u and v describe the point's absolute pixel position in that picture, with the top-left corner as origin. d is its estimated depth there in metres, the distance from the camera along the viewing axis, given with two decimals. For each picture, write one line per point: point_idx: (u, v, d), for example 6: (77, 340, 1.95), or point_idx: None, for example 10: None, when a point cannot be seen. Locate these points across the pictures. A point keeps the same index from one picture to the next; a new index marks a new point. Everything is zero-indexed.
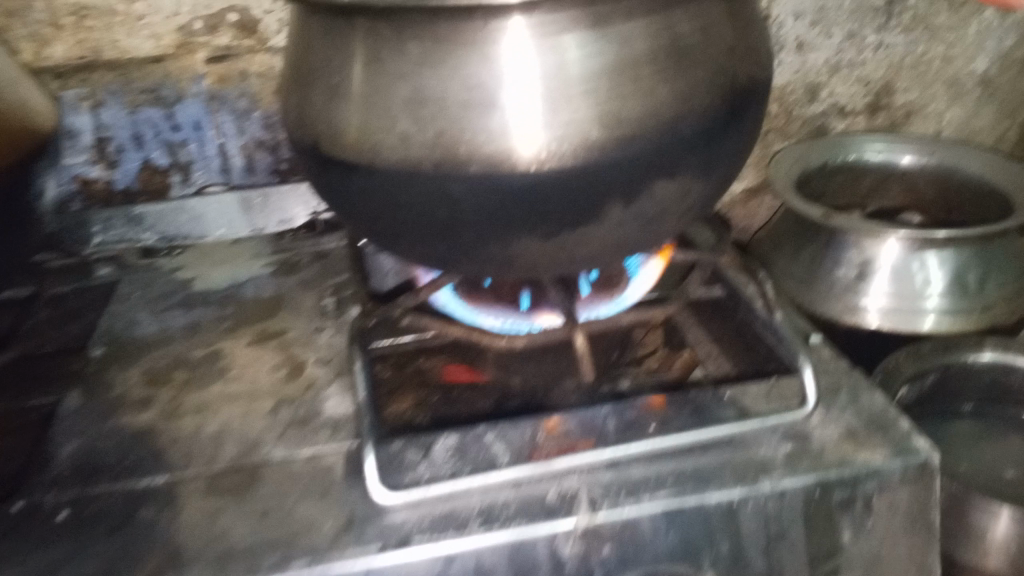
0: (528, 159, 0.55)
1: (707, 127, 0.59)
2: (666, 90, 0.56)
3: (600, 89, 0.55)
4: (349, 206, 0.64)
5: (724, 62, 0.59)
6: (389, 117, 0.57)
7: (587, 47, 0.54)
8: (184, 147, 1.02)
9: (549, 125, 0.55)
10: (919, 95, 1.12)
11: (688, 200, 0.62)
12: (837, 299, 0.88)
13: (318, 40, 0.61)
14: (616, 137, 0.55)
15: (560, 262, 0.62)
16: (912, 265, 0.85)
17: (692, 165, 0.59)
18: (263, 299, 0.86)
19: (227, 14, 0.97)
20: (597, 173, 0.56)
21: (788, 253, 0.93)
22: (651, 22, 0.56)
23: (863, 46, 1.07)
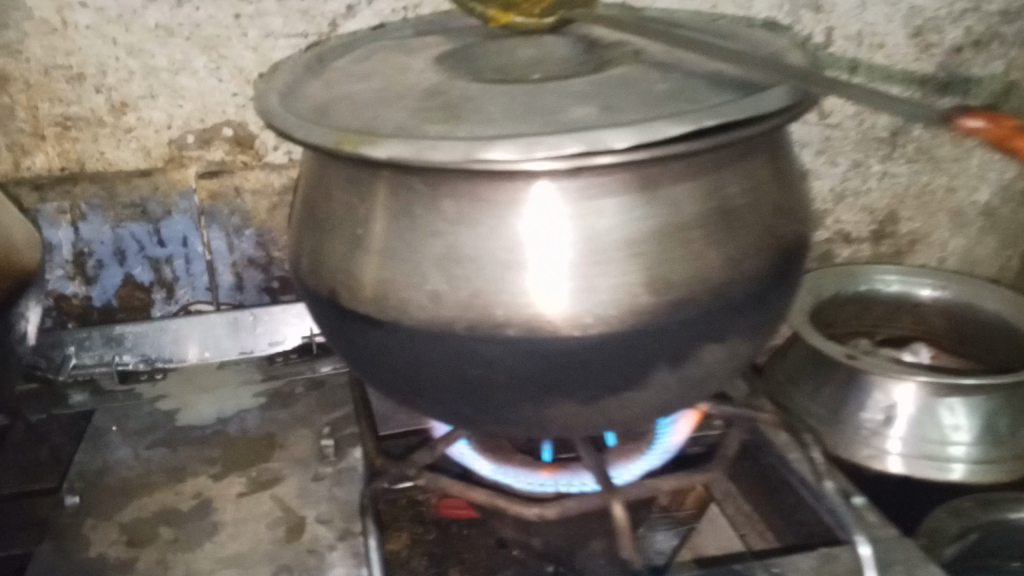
0: (570, 325, 0.51)
1: (758, 290, 0.55)
2: (717, 254, 0.53)
3: (649, 253, 0.51)
4: (365, 358, 0.59)
5: (773, 221, 0.56)
6: (418, 275, 0.52)
7: (636, 210, 0.50)
8: (170, 264, 0.94)
9: (594, 290, 0.51)
10: (923, 225, 1.11)
11: (732, 363, 0.58)
12: (863, 444, 0.85)
13: (338, 185, 0.56)
14: (664, 304, 0.52)
15: (595, 426, 0.57)
16: (940, 412, 0.83)
17: (740, 329, 0.56)
18: (255, 439, 0.79)
19: (221, 128, 0.90)
20: (643, 340, 0.52)
21: (808, 391, 0.89)
22: (704, 184, 0.52)
23: (868, 175, 1.06)
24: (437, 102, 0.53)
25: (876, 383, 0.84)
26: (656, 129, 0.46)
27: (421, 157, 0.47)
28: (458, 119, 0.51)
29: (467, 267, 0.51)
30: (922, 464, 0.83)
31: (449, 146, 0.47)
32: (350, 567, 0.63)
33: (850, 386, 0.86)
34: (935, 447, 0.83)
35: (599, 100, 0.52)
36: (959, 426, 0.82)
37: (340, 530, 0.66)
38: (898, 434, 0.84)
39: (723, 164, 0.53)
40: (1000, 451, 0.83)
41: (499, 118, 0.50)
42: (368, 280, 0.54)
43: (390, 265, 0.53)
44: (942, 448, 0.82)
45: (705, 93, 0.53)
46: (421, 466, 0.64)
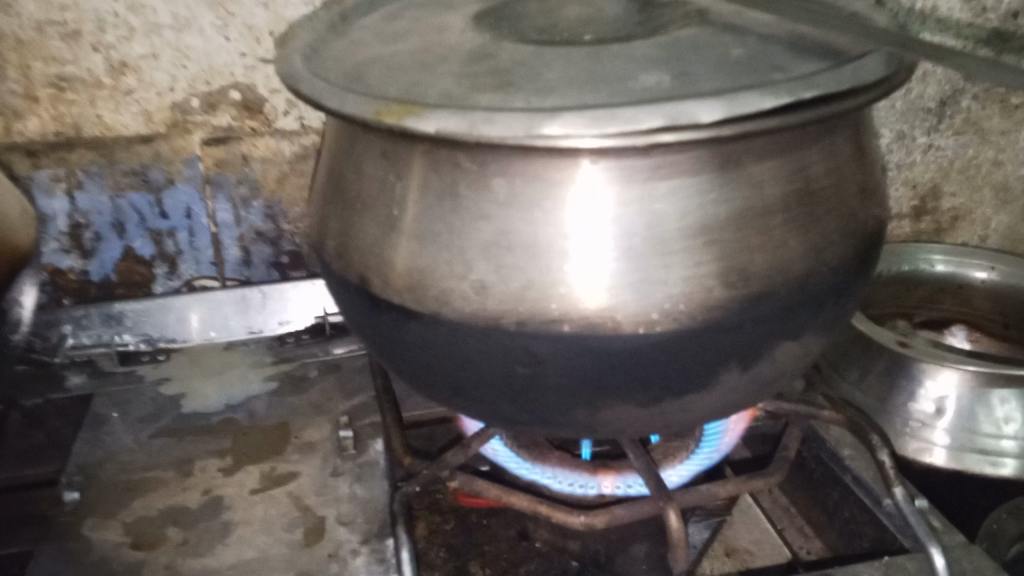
0: (634, 322, 0.45)
1: (838, 282, 0.50)
2: (798, 243, 0.47)
3: (724, 242, 0.45)
4: (398, 352, 0.53)
5: (854, 205, 0.50)
6: (463, 264, 0.47)
7: (712, 193, 0.45)
8: (172, 236, 0.88)
9: (662, 283, 0.45)
10: (966, 201, 1.05)
11: (802, 360, 0.53)
12: (913, 437, 0.79)
13: (370, 159, 0.50)
14: (739, 299, 0.46)
15: (651, 428, 0.52)
16: (993, 403, 0.76)
17: (818, 325, 0.51)
18: (267, 428, 0.73)
19: (228, 91, 0.83)
20: (714, 338, 0.47)
21: (852, 378, 0.84)
22: (787, 163, 0.46)
23: (912, 148, 1.00)
24: (485, 68, 0.48)
25: (927, 369, 0.78)
26: (748, 103, 0.40)
27: (475, 133, 0.41)
28: (512, 89, 0.45)
29: (519, 256, 0.46)
30: (971, 456, 0.77)
31: (508, 120, 0.41)
32: (376, 574, 0.57)
33: (897, 373, 0.80)
34: (986, 439, 0.77)
35: (671, 69, 0.46)
36: (1012, 417, 0.76)
37: (364, 533, 0.60)
38: (946, 424, 0.78)
39: (808, 142, 0.47)
40: None
41: (560, 87, 0.44)
42: (403, 267, 0.49)
43: (430, 252, 0.47)
44: (993, 441, 0.76)
45: (789, 62, 0.47)
46: (454, 467, 0.58)
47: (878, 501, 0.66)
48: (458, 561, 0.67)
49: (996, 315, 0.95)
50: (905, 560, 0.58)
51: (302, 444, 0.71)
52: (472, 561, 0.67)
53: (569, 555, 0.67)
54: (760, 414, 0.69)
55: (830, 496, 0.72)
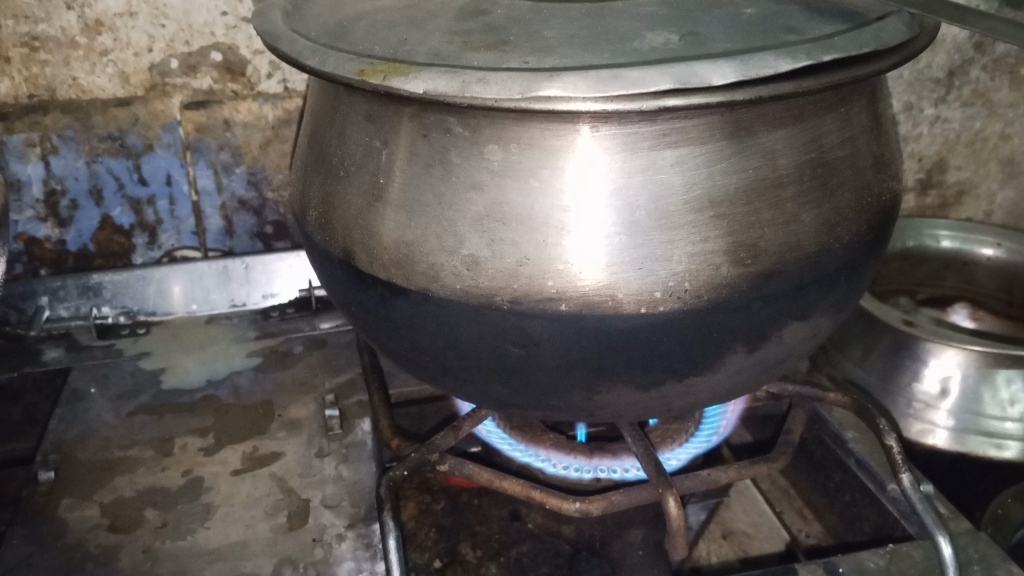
0: (636, 302, 0.43)
1: (851, 259, 0.47)
2: (810, 218, 0.44)
3: (734, 215, 0.43)
4: (384, 329, 0.50)
5: (870, 178, 0.48)
6: (454, 238, 0.44)
7: (722, 164, 0.42)
8: (152, 204, 0.85)
9: (666, 260, 0.42)
10: (972, 174, 1.02)
11: (811, 341, 0.50)
12: (915, 418, 0.77)
13: (355, 124, 0.47)
14: (748, 277, 0.43)
15: (650, 411, 0.50)
16: (996, 384, 0.73)
17: (828, 304, 0.48)
18: (250, 406, 0.71)
19: (209, 52, 0.80)
20: (721, 319, 0.44)
21: (855, 357, 0.82)
22: (802, 132, 0.43)
23: (919, 119, 0.97)
24: (479, 25, 0.45)
25: (932, 349, 0.75)
26: (764, 64, 0.37)
27: (468, 95, 0.38)
28: (508, 48, 0.42)
29: (514, 229, 0.43)
30: (973, 439, 0.75)
31: (503, 81, 0.37)
32: (361, 561, 0.54)
33: (901, 352, 0.77)
34: (990, 421, 0.74)
35: (679, 28, 0.43)
36: (1018, 399, 0.73)
37: (350, 517, 0.58)
38: (949, 406, 0.75)
39: (824, 109, 0.44)
40: None
41: (559, 47, 0.41)
42: (390, 240, 0.46)
43: (419, 224, 0.44)
44: (998, 423, 0.74)
45: (805, 23, 0.44)
46: (443, 450, 0.55)
47: (881, 485, 0.63)
48: (447, 541, 0.65)
49: (1001, 292, 0.93)
50: (910, 547, 0.56)
51: (286, 423, 0.68)
52: (461, 542, 0.64)
53: (563, 538, 0.64)
54: (762, 395, 0.66)
55: (831, 480, 0.70)
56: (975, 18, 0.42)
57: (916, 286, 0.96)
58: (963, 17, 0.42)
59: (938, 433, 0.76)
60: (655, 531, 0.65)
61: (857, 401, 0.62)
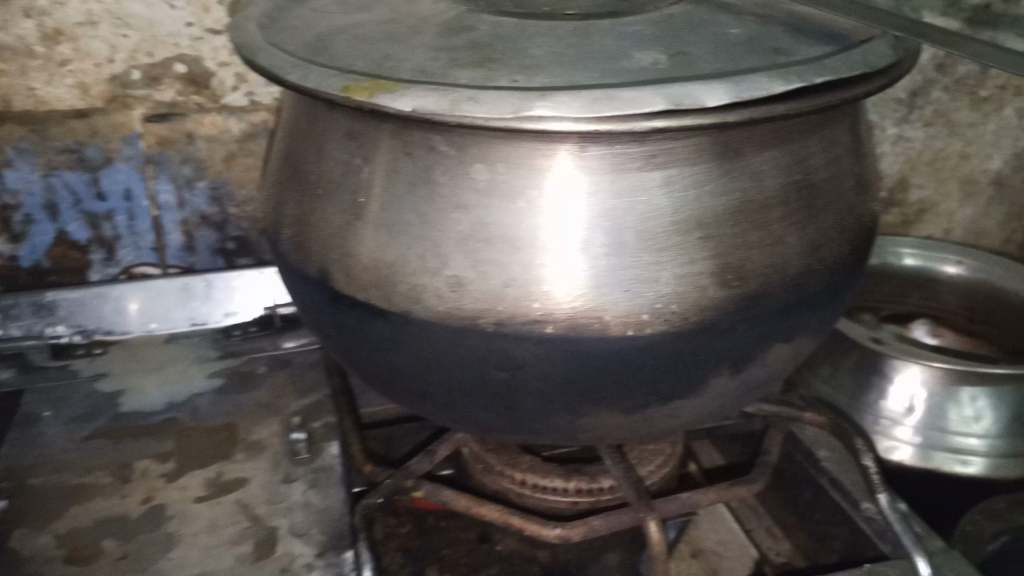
0: (623, 324, 0.42)
1: (834, 281, 0.47)
2: (795, 239, 0.44)
3: (722, 237, 0.42)
4: (360, 351, 0.49)
5: (851, 200, 0.48)
6: (437, 258, 0.42)
7: (709, 185, 0.41)
8: (110, 219, 0.82)
9: (653, 282, 0.42)
10: (932, 193, 1.04)
11: (792, 362, 0.50)
12: (882, 435, 0.77)
13: (333, 140, 0.45)
14: (734, 299, 0.43)
15: (632, 433, 0.49)
16: (961, 401, 0.74)
17: (810, 326, 0.48)
18: (213, 429, 0.69)
19: (173, 63, 0.78)
20: (707, 341, 0.44)
21: (823, 375, 0.82)
22: (788, 154, 0.43)
23: (881, 139, 0.98)
24: (464, 41, 0.44)
25: (897, 366, 0.76)
26: (756, 86, 0.37)
27: (457, 113, 0.37)
28: (496, 66, 0.41)
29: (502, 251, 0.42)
30: (939, 456, 0.75)
31: (494, 100, 0.37)
32: None
33: (869, 371, 0.78)
34: (955, 438, 0.75)
35: (666, 48, 0.43)
36: (983, 416, 0.74)
37: (320, 545, 0.56)
38: (915, 422, 0.76)
39: (809, 130, 0.44)
40: None
41: (548, 66, 0.41)
42: (369, 261, 0.44)
43: (401, 245, 0.43)
44: (963, 440, 0.74)
45: (791, 46, 0.44)
46: (419, 475, 0.54)
47: (854, 504, 0.63)
48: (416, 567, 0.63)
49: (964, 309, 0.94)
50: (887, 566, 0.56)
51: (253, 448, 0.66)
52: (430, 567, 0.63)
53: (537, 563, 0.64)
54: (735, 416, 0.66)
55: (802, 498, 0.70)
56: (960, 42, 0.42)
57: (880, 303, 0.97)
58: (948, 42, 0.43)
59: (904, 450, 0.77)
60: (631, 555, 0.64)
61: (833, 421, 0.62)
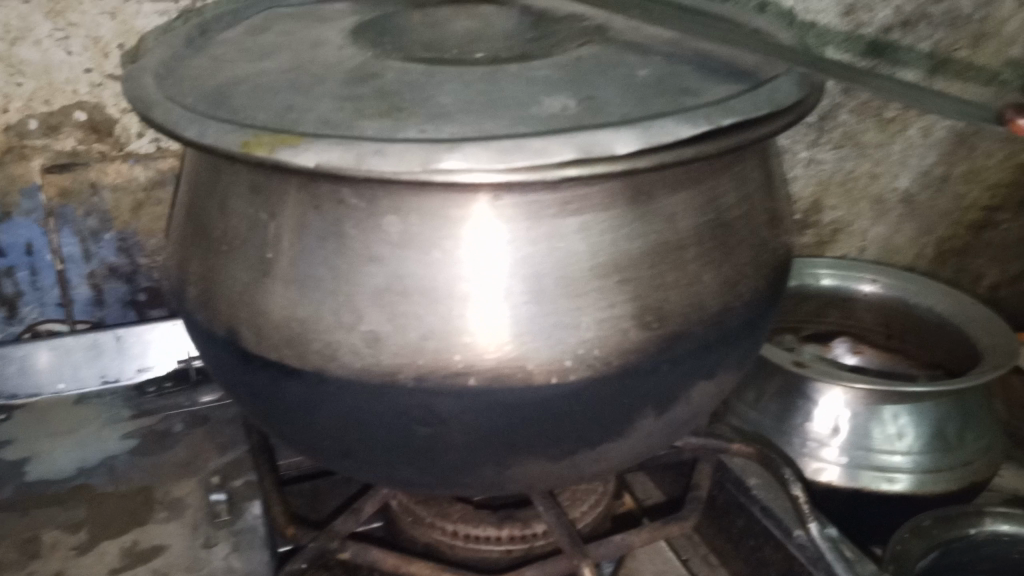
0: (547, 372, 0.41)
1: (752, 315, 0.48)
2: (711, 278, 0.44)
3: (640, 279, 0.42)
4: (274, 412, 0.47)
5: (763, 235, 0.48)
6: (352, 314, 0.41)
7: (624, 228, 0.41)
8: (11, 275, 0.78)
9: (575, 327, 0.41)
10: (845, 214, 1.06)
11: (716, 398, 0.50)
12: (811, 457, 0.78)
13: (236, 195, 0.44)
14: (656, 340, 0.43)
15: (562, 480, 0.48)
16: (884, 419, 0.76)
17: (732, 362, 0.48)
18: (127, 490, 0.65)
19: (73, 111, 0.75)
20: (632, 384, 0.43)
21: (750, 399, 0.82)
22: (698, 194, 0.44)
23: (795, 162, 1.00)
24: (370, 90, 0.43)
25: (819, 387, 0.77)
26: (663, 129, 0.37)
27: (364, 167, 0.35)
28: (404, 116, 0.40)
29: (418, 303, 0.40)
30: (865, 475, 0.76)
31: (402, 151, 0.36)
32: None
33: (794, 393, 0.79)
34: (880, 456, 0.76)
35: (575, 93, 0.43)
36: (905, 432, 0.75)
37: None
38: (840, 443, 0.77)
39: (718, 170, 0.44)
40: (951, 458, 0.77)
41: (458, 114, 0.40)
42: (280, 319, 0.42)
43: (313, 301, 0.42)
44: (888, 458, 0.76)
45: (698, 87, 0.44)
46: (344, 535, 0.52)
47: (787, 532, 0.62)
48: None
49: (881, 326, 0.97)
50: None
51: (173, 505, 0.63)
52: None
53: None
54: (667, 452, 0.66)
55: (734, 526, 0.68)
56: (862, 78, 0.44)
57: (801, 322, 0.99)
58: (850, 77, 0.44)
59: (832, 471, 0.77)
60: None
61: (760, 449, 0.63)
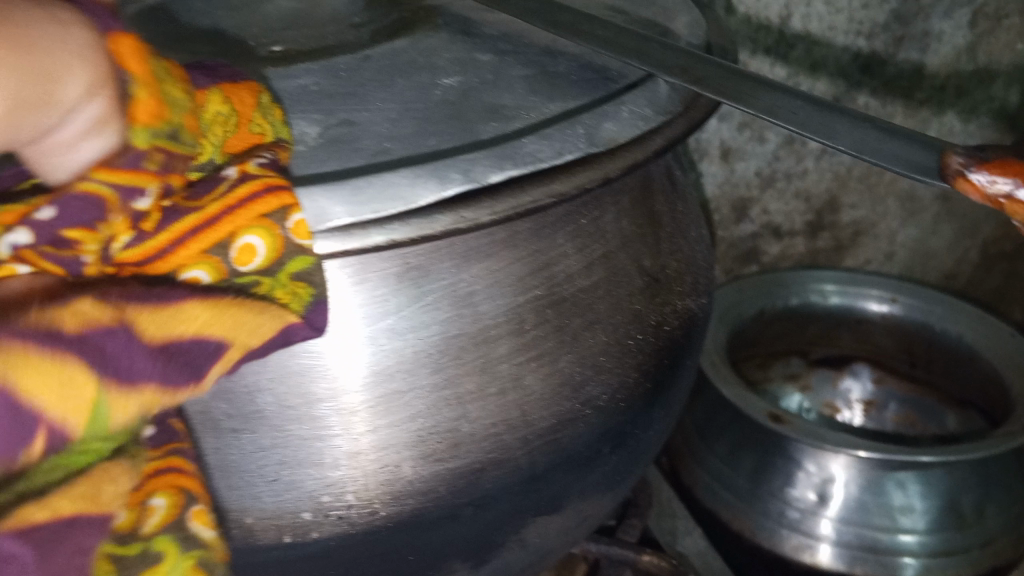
0: (273, 530, 0.29)
1: (618, 422, 0.34)
2: (539, 381, 0.31)
3: (419, 389, 0.29)
4: None
5: (641, 306, 0.34)
6: None
7: (386, 321, 0.29)
8: None
9: (314, 464, 0.29)
10: (868, 213, 0.88)
11: (579, 526, 0.37)
12: (791, 530, 0.62)
13: None
14: (447, 477, 0.30)
15: None
16: (889, 489, 0.59)
17: (591, 486, 0.35)
18: (49, 215, 0.22)
19: None
20: (416, 538, 0.31)
21: (720, 452, 0.66)
22: (513, 262, 0.30)
23: (804, 153, 0.82)
24: None
25: (807, 451, 0.60)
26: (391, 193, 0.25)
27: None
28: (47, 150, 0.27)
29: (155, 361, 0.23)
30: (861, 557, 0.60)
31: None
32: None
33: (772, 451, 0.63)
34: (879, 534, 0.60)
35: (327, 115, 0.30)
36: (912, 507, 0.59)
37: None
38: (833, 514, 0.61)
39: (549, 225, 0.31)
40: (967, 541, 0.60)
41: None
42: None
43: None
44: (891, 536, 0.60)
45: (516, 104, 0.31)
46: None
47: None
48: None
49: (903, 352, 0.80)
50: None
51: (208, 528, 0.27)
52: None
53: None
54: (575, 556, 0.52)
55: None
56: (755, 90, 0.29)
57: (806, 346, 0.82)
58: (737, 91, 0.29)
59: (819, 547, 0.62)
60: None
61: (674, 559, 0.50)
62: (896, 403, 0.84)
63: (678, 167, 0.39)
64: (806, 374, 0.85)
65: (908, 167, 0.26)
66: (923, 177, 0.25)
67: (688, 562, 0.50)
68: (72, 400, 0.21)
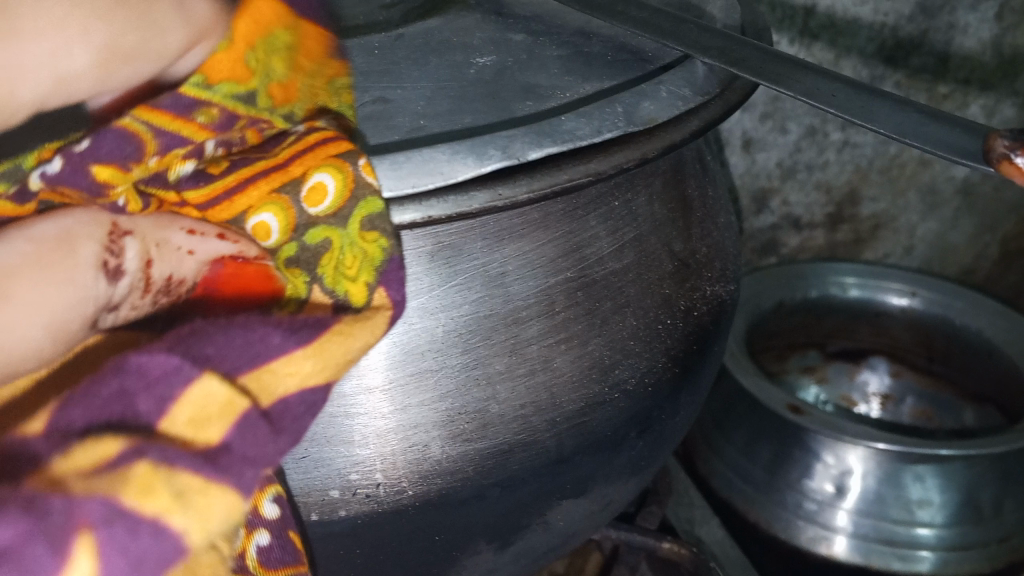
0: (301, 507, 0.29)
1: (646, 406, 0.34)
2: (568, 363, 0.31)
3: (449, 369, 0.29)
4: None
5: (670, 290, 0.34)
6: None
7: (417, 300, 0.28)
8: None
9: (343, 442, 0.29)
10: (888, 206, 0.87)
11: (602, 512, 0.37)
12: (807, 521, 0.62)
13: None
14: (475, 458, 0.30)
15: None
16: (906, 481, 0.59)
17: (616, 471, 0.35)
18: (81, 146, 0.24)
19: None
20: (440, 519, 0.31)
21: (738, 444, 0.66)
22: (545, 242, 0.30)
23: (825, 145, 0.81)
24: None
25: (824, 442, 0.60)
26: (429, 168, 0.25)
27: None
28: None
29: (271, 437, 0.22)
30: (876, 549, 0.60)
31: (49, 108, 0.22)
32: None
33: (789, 442, 0.62)
34: (896, 527, 0.59)
35: (363, 93, 0.29)
36: (929, 500, 0.59)
37: None
38: (849, 506, 0.60)
39: (581, 207, 0.31)
40: (983, 535, 0.60)
41: None
42: None
43: None
44: (907, 529, 0.59)
45: (552, 84, 0.30)
46: None
47: None
48: None
49: (920, 345, 0.79)
50: None
51: None
52: None
53: None
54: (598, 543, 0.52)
55: None
56: (793, 73, 0.29)
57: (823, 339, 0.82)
58: (775, 73, 0.29)
59: (834, 539, 0.61)
60: None
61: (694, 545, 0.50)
62: (913, 398, 0.80)
63: (708, 152, 0.39)
64: (822, 367, 0.82)
65: (947, 149, 0.25)
66: (966, 161, 0.25)
67: (706, 549, 0.50)
68: (215, 518, 0.20)
